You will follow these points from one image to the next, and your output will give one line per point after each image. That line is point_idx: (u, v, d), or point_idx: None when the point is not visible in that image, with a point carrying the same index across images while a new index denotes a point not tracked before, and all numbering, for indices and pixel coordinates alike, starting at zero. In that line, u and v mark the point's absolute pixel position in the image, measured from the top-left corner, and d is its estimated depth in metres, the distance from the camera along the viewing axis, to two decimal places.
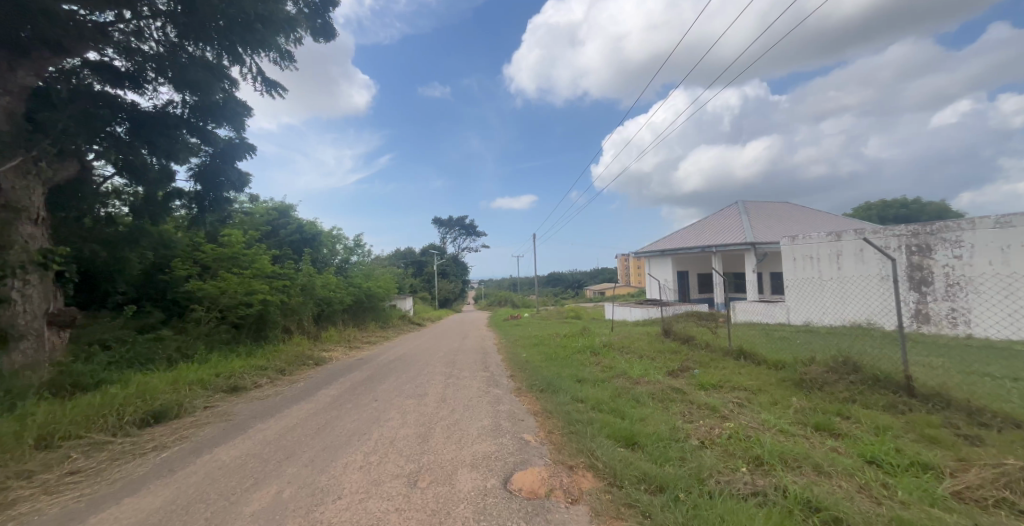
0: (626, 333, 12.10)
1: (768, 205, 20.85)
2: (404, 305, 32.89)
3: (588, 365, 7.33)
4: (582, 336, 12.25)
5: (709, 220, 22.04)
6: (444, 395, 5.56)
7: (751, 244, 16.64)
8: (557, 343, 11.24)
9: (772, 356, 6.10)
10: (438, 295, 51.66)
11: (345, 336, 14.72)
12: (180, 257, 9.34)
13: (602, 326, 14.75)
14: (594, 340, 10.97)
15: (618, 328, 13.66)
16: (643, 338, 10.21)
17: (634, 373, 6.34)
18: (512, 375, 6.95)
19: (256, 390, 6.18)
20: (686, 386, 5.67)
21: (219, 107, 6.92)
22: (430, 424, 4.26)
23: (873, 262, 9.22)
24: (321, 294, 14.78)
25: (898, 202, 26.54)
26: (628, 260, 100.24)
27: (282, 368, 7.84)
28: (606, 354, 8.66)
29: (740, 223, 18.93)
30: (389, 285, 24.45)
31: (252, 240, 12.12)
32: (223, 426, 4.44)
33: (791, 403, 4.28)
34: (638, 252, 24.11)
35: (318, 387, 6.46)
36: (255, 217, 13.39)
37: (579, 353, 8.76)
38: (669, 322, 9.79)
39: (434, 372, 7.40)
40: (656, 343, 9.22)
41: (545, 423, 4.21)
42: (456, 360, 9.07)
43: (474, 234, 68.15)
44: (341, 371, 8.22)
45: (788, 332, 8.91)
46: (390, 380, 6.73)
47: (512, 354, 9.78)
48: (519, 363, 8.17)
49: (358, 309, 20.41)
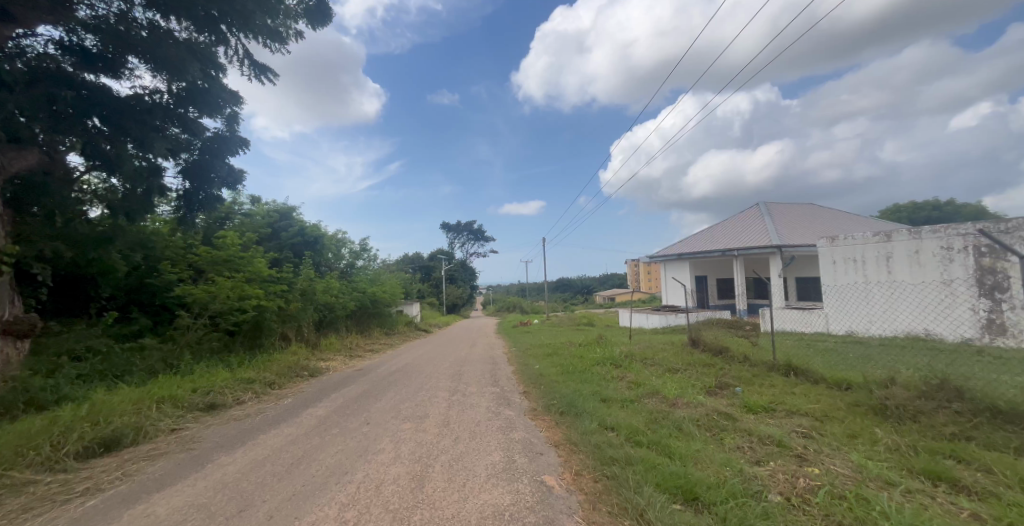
0: (646, 342, 11.23)
1: (792, 207, 19.83)
2: (410, 311, 32.24)
3: (611, 381, 6.51)
4: (598, 346, 11.38)
5: (729, 223, 21.05)
6: (448, 418, 4.78)
7: (777, 248, 15.68)
8: (571, 353, 10.40)
9: (832, 374, 5.24)
10: (446, 301, 51.08)
11: (348, 344, 14.05)
12: (171, 260, 8.74)
13: (618, 334, 13.87)
14: (612, 350, 10.13)
15: (636, 336, 12.77)
16: (667, 349, 9.34)
17: (667, 392, 5.51)
18: (525, 391, 6.16)
19: (236, 408, 5.44)
20: (732, 410, 4.83)
21: (203, 92, 6.29)
22: (429, 460, 3.47)
23: (932, 265, 8.39)
24: (323, 300, 14.15)
25: (930, 205, 25.28)
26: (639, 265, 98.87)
27: (274, 380, 7.15)
28: (629, 366, 7.82)
29: (763, 226, 17.95)
30: (395, 290, 23.83)
31: (250, 243, 11.54)
32: (182, 456, 3.68)
33: (881, 439, 3.43)
34: (653, 256, 23.18)
35: (305, 404, 5.69)
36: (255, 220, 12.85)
37: (598, 366, 7.92)
38: (696, 331, 8.92)
39: (438, 387, 6.61)
40: (683, 355, 8.36)
41: (570, 460, 3.40)
42: (462, 372, 8.29)
43: (483, 238, 67.61)
44: (338, 383, 7.50)
45: (834, 344, 8.01)
46: (388, 397, 5.95)
47: (523, 365, 8.98)
48: (532, 376, 7.38)
49: (362, 315, 19.80)
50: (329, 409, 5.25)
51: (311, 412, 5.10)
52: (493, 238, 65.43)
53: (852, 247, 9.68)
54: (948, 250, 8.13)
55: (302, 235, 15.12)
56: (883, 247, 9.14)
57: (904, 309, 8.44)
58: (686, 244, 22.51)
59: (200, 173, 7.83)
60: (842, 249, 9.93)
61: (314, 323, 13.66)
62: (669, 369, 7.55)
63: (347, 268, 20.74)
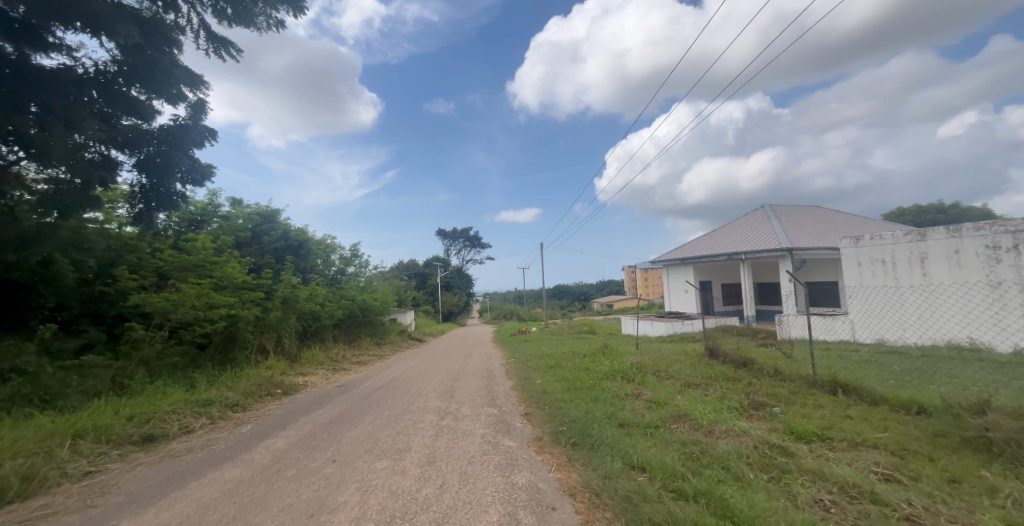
0: (656, 352, 10.40)
1: (799, 209, 19.13)
2: (405, 319, 31.25)
3: (627, 400, 5.66)
4: (604, 357, 10.50)
5: (733, 225, 20.33)
6: (436, 453, 3.90)
7: (787, 251, 14.95)
8: (575, 365, 9.54)
9: (892, 394, 4.46)
10: (442, 309, 50.16)
11: (334, 356, 13.09)
12: (130, 265, 7.93)
13: (623, 342, 13.04)
14: (619, 361, 9.28)
15: (643, 346, 11.94)
16: (682, 360, 8.50)
17: (695, 413, 4.68)
18: (527, 413, 5.31)
19: (182, 438, 4.49)
20: (780, 438, 4.00)
21: (150, 66, 5.44)
22: (404, 522, 2.58)
23: (974, 267, 7.73)
24: (307, 309, 13.21)
25: (935, 207, 24.78)
26: (636, 272, 98.40)
27: (239, 401, 6.24)
28: (643, 381, 6.99)
29: (771, 228, 17.24)
30: (387, 297, 22.89)
31: (226, 247, 10.65)
32: (80, 514, 2.75)
33: (1006, 490, 2.63)
34: (655, 261, 22.46)
35: (266, 432, 4.78)
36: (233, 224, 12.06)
37: (608, 381, 7.06)
38: (714, 341, 8.11)
39: (427, 409, 5.73)
40: (701, 367, 7.54)
41: (595, 522, 2.54)
42: (455, 389, 7.40)
43: (479, 245, 66.76)
44: (316, 403, 6.61)
45: (869, 355, 7.25)
46: (366, 422, 5.06)
47: (523, 379, 8.14)
48: (534, 393, 6.52)
49: (352, 324, 18.89)
50: (292, 440, 4.35)
51: (269, 445, 4.20)
52: (489, 245, 64.65)
53: (880, 247, 9.02)
54: (994, 250, 7.48)
55: (286, 239, 14.25)
56: (916, 247, 8.47)
57: (944, 314, 7.77)
58: (689, 248, 21.76)
59: (158, 168, 6.86)
60: (868, 249, 9.28)
61: (296, 335, 12.72)
62: (688, 385, 6.71)
63: (337, 274, 19.81)
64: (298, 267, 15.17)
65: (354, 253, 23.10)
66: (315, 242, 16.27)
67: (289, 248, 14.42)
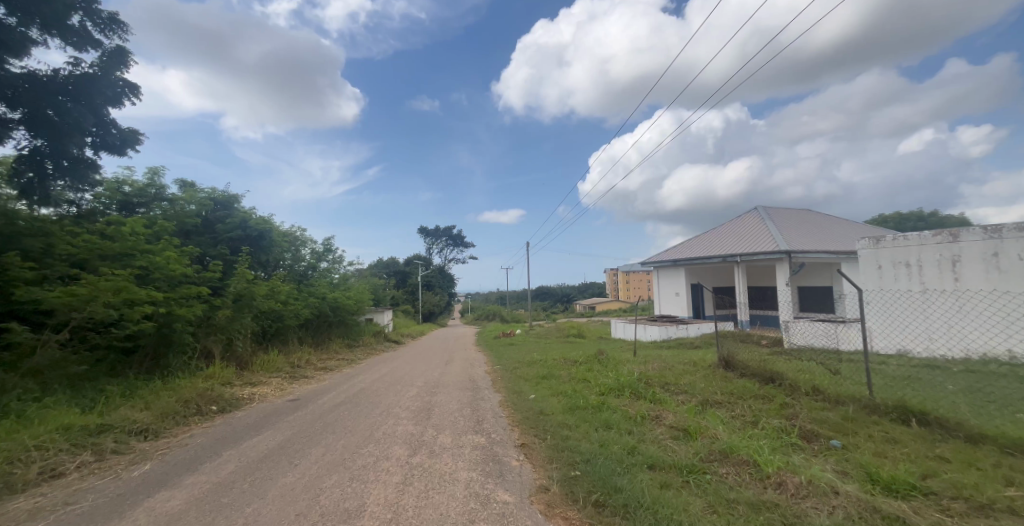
0: (658, 360, 9.44)
1: (794, 211, 18.44)
2: (382, 319, 29.65)
3: (643, 426, 4.58)
4: (599, 365, 9.44)
5: (727, 227, 19.57)
6: (398, 520, 2.69)
7: (785, 254, 14.17)
8: (568, 376, 8.42)
9: (990, 429, 3.45)
10: (422, 309, 48.51)
11: (295, 361, 11.63)
12: (38, 255, 6.76)
13: (619, 348, 12.07)
14: (619, 372, 8.26)
15: (639, 352, 10.95)
16: (691, 371, 7.50)
17: (735, 445, 3.60)
18: (522, 446, 4.22)
19: (36, 498, 3.12)
20: (854, 484, 2.96)
21: None
22: None
23: (1014, 272, 7.00)
24: (264, 308, 11.71)
25: (919, 214, 24.81)
26: (619, 274, 98.71)
27: (148, 427, 4.93)
28: (653, 398, 5.96)
29: (766, 229, 16.53)
30: (362, 296, 21.37)
31: (163, 233, 9.14)
32: None
33: None
34: (645, 263, 21.74)
35: (165, 478, 3.51)
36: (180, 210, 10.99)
37: (612, 397, 5.99)
38: (728, 350, 7.14)
39: (395, 437, 4.53)
40: (717, 382, 6.52)
41: None
42: (432, 406, 6.21)
43: (461, 244, 65.35)
44: (258, 426, 5.33)
45: (906, 367, 6.31)
46: (309, 459, 3.85)
47: (513, 393, 7.02)
48: (527, 415, 5.38)
49: (321, 324, 17.40)
50: (195, 494, 3.10)
51: (157, 506, 2.93)
52: (471, 244, 63.34)
53: (903, 248, 8.30)
54: None
55: (245, 228, 12.78)
56: (945, 249, 7.76)
57: None
58: (680, 250, 21.00)
59: (54, 125, 5.44)
60: (889, 250, 8.57)
61: (250, 336, 11.22)
62: (707, 404, 5.67)
63: (306, 270, 18.24)
64: (257, 260, 13.62)
65: (327, 247, 21.51)
66: (279, 233, 14.72)
67: (246, 238, 12.86)
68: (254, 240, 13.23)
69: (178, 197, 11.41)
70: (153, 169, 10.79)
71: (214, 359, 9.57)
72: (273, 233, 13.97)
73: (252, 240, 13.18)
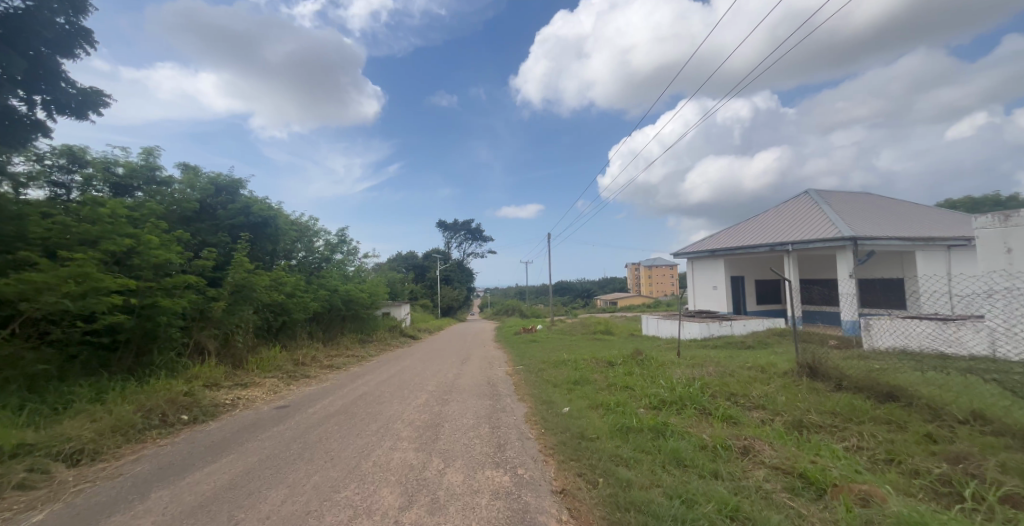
0: (710, 362, 8.03)
1: (852, 196, 16.44)
2: (399, 314, 28.89)
3: (734, 465, 3.22)
4: (639, 369, 8.12)
5: (772, 214, 17.70)
6: None
7: (849, 241, 12.38)
8: (604, 382, 7.11)
9: None
10: (440, 303, 47.81)
11: (299, 360, 10.69)
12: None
13: (657, 347, 10.67)
14: (667, 378, 6.87)
15: (684, 353, 9.53)
16: (758, 378, 6.07)
17: (917, 513, 2.16)
18: (564, 493, 2.96)
19: None
20: None
21: None
22: None
23: None
24: (266, 300, 10.79)
25: (990, 200, 22.29)
26: (642, 269, 96.12)
27: (84, 447, 3.78)
28: (723, 418, 4.61)
29: (822, 215, 14.67)
30: (377, 289, 20.52)
31: (151, 217, 8.25)
32: None
33: None
34: (678, 253, 20.10)
35: None
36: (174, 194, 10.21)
37: (670, 415, 4.63)
38: (814, 354, 5.68)
39: (388, 475, 3.30)
40: (804, 395, 5.08)
41: None
42: (441, 421, 5.01)
43: (480, 238, 64.42)
44: (224, 442, 4.20)
45: None
46: (259, 514, 2.66)
47: (541, 404, 5.77)
48: (564, 440, 4.10)
49: (333, 318, 16.59)
50: None
51: None
52: (490, 238, 62.31)
53: None
54: None
55: (248, 214, 12.00)
56: None
57: None
58: (718, 239, 19.24)
59: None
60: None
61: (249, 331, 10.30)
62: (804, 427, 4.27)
63: (317, 261, 17.47)
64: (260, 249, 12.79)
65: (340, 239, 20.73)
66: (285, 221, 13.89)
67: (246, 225, 12.04)
68: (256, 227, 12.41)
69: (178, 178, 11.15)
70: (148, 149, 9.93)
71: (207, 356, 8.66)
72: (279, 220, 13.13)
73: (255, 227, 12.36)
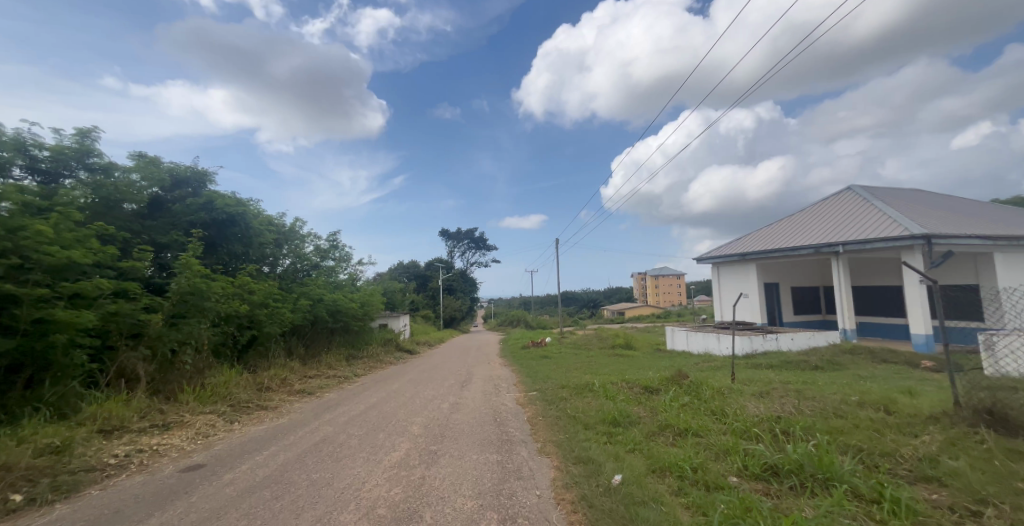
0: (782, 391, 6.13)
1: (903, 192, 14.52)
2: (398, 326, 27.08)
3: None
4: (691, 401, 6.23)
5: (812, 214, 15.79)
6: None
7: (920, 240, 10.42)
8: (653, 423, 5.22)
9: None
10: (443, 314, 46.07)
11: (261, 385, 8.82)
12: None
13: (698, 370, 8.75)
14: (741, 417, 4.96)
15: (738, 375, 7.61)
16: (887, 420, 4.13)
17: None
18: None
19: None
20: None
21: None
22: None
23: None
24: (224, 311, 9.00)
25: None
26: (650, 279, 94.29)
27: None
28: (882, 503, 2.73)
29: (875, 212, 12.74)
30: (370, 298, 18.73)
31: (57, 207, 6.52)
32: None
33: None
34: (702, 259, 18.23)
35: None
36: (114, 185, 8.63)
37: (801, 503, 2.72)
38: (981, 391, 3.75)
39: None
40: (1003, 461, 3.02)
41: None
42: (419, 504, 3.10)
43: (484, 247, 62.66)
44: None
45: None
46: None
47: (572, 467, 3.87)
48: None
49: (319, 330, 14.84)
50: None
51: None
52: (494, 247, 60.63)
53: None
54: None
55: (210, 211, 10.34)
56: None
57: None
58: (747, 242, 17.35)
59: None
60: None
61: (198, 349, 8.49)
62: None
63: (302, 269, 15.78)
64: (227, 251, 11.08)
65: (331, 243, 19.04)
66: (260, 221, 12.22)
67: (207, 224, 10.36)
68: (220, 226, 10.71)
69: (129, 167, 9.76)
70: (83, 130, 8.39)
71: (135, 383, 6.84)
72: (249, 219, 11.43)
73: (219, 226, 10.68)
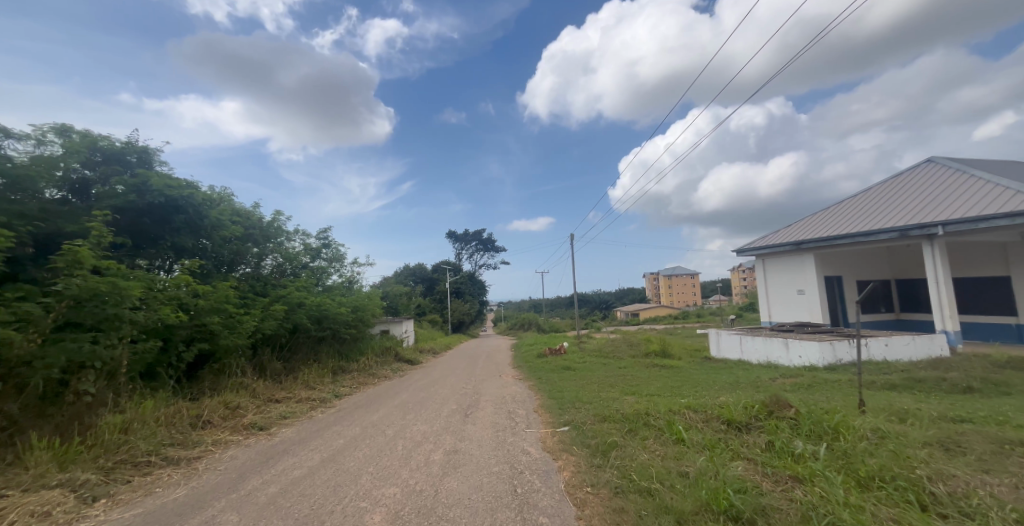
0: (990, 442, 3.78)
1: (1001, 165, 12.01)
2: (401, 331, 24.96)
3: None
4: (832, 455, 3.84)
5: (883, 194, 13.28)
6: None
7: None
8: (806, 511, 2.86)
9: None
10: (450, 319, 43.91)
11: (199, 419, 6.62)
12: None
13: (790, 392, 6.42)
14: (1002, 517, 2.54)
15: (866, 404, 5.26)
16: None
17: None
18: None
19: None
20: None
21: None
22: None
23: None
24: (151, 321, 6.82)
25: None
26: (664, 279, 91.61)
27: None
28: None
29: (987, 188, 10.31)
30: (367, 303, 16.62)
31: None
32: None
33: None
34: (745, 251, 15.75)
35: None
36: (18, 157, 6.54)
37: None
38: None
39: None
40: None
41: None
42: None
43: (492, 249, 60.38)
44: None
45: None
46: None
47: None
48: None
49: (301, 341, 12.81)
50: None
51: None
52: (502, 248, 58.46)
53: None
54: None
55: (153, 195, 8.18)
56: None
57: None
58: (800, 230, 14.85)
59: None
60: None
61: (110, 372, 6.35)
62: None
63: (283, 271, 13.71)
64: (173, 245, 8.88)
65: (321, 241, 16.96)
66: (223, 211, 10.10)
67: (141, 210, 8.13)
68: (164, 213, 8.57)
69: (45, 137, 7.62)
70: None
71: None
72: (199, 206, 9.24)
73: (164, 214, 8.55)
